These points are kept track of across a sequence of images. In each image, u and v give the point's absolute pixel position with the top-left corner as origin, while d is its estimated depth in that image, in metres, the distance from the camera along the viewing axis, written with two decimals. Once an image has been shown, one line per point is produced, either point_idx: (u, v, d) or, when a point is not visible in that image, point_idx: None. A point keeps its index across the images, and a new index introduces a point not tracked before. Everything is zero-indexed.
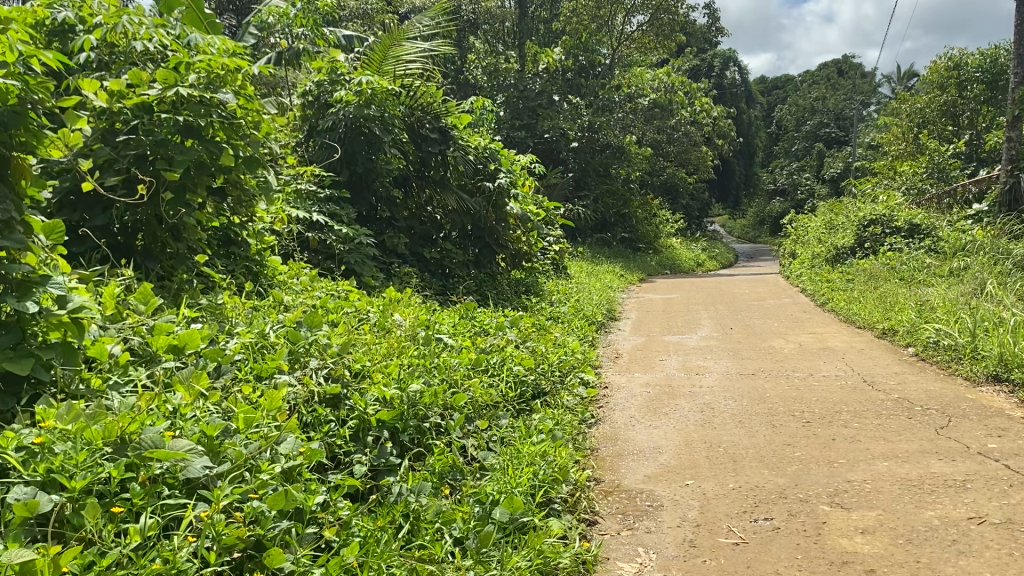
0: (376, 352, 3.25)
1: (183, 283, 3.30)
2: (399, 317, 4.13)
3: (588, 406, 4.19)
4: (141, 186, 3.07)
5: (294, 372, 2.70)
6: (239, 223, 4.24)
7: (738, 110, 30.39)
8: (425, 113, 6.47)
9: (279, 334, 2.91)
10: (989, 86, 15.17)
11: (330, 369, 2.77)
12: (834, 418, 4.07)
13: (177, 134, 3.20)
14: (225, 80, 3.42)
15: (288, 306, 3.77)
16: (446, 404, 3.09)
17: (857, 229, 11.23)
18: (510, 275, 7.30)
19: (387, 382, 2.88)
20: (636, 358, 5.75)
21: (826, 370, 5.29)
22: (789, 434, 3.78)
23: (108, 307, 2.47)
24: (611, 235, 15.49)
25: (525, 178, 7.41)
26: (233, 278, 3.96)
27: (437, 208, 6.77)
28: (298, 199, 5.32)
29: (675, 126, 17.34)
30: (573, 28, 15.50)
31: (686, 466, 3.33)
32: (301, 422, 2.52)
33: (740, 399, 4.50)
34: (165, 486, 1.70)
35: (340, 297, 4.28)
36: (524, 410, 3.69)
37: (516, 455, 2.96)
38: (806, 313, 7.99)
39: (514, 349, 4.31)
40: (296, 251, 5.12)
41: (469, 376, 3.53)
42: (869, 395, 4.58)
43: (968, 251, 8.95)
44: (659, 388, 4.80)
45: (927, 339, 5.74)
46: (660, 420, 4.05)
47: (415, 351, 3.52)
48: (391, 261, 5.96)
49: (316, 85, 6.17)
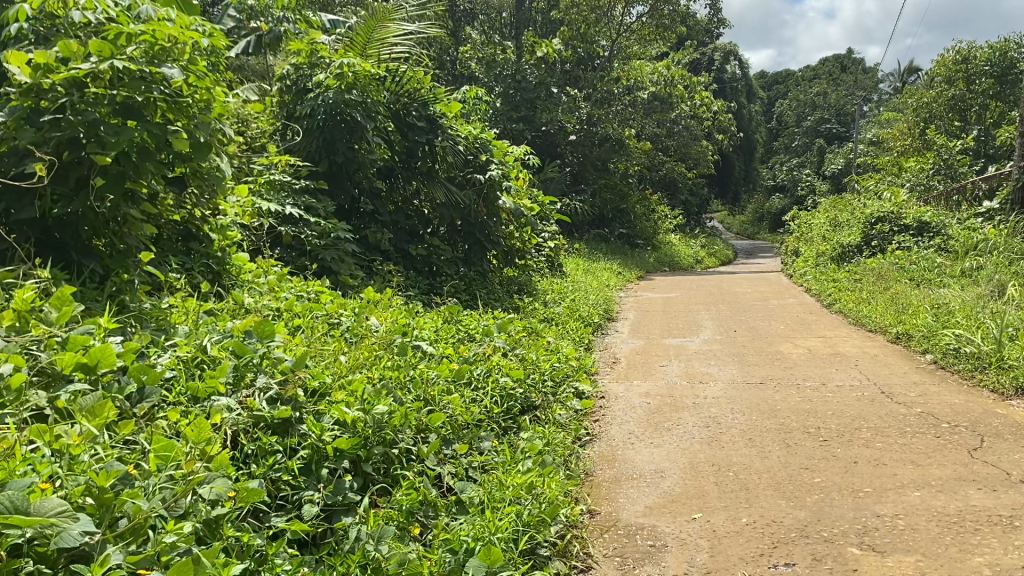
0: (339, 366, 2.85)
1: (124, 285, 2.93)
2: (376, 321, 3.73)
3: (582, 421, 3.81)
4: (40, 168, 2.63)
5: (237, 392, 2.30)
6: (201, 217, 3.81)
7: (738, 104, 29.83)
8: (411, 99, 6.04)
9: (223, 345, 2.50)
10: (998, 80, 14.77)
11: (281, 389, 2.37)
12: (854, 436, 3.68)
13: (115, 116, 2.81)
14: (170, 52, 3.02)
15: (251, 310, 3.39)
16: (419, 426, 2.70)
17: (864, 227, 10.83)
18: (503, 273, 6.94)
19: (350, 402, 2.49)
20: (634, 364, 5.36)
21: (840, 380, 4.89)
22: (806, 456, 3.40)
23: (9, 318, 2.06)
24: (609, 230, 15.14)
25: (519, 170, 7.02)
26: (188, 278, 3.57)
27: (424, 201, 6.39)
28: (271, 190, 4.95)
29: (675, 120, 16.92)
30: (571, 19, 14.22)
31: (693, 495, 2.94)
32: (242, 453, 2.13)
33: (748, 412, 4.11)
34: (29, 561, 1.32)
35: (310, 300, 3.88)
36: (510, 428, 3.30)
37: (498, 488, 2.56)
38: (813, 314, 7.62)
39: (501, 357, 3.89)
40: (266, 246, 4.73)
41: (448, 391, 3.13)
42: (889, 409, 4.19)
43: (981, 250, 8.57)
44: (660, 398, 4.42)
45: (946, 346, 5.35)
46: (662, 437, 3.66)
47: (388, 361, 3.14)
48: (373, 258, 5.60)
49: (294, 69, 5.80)
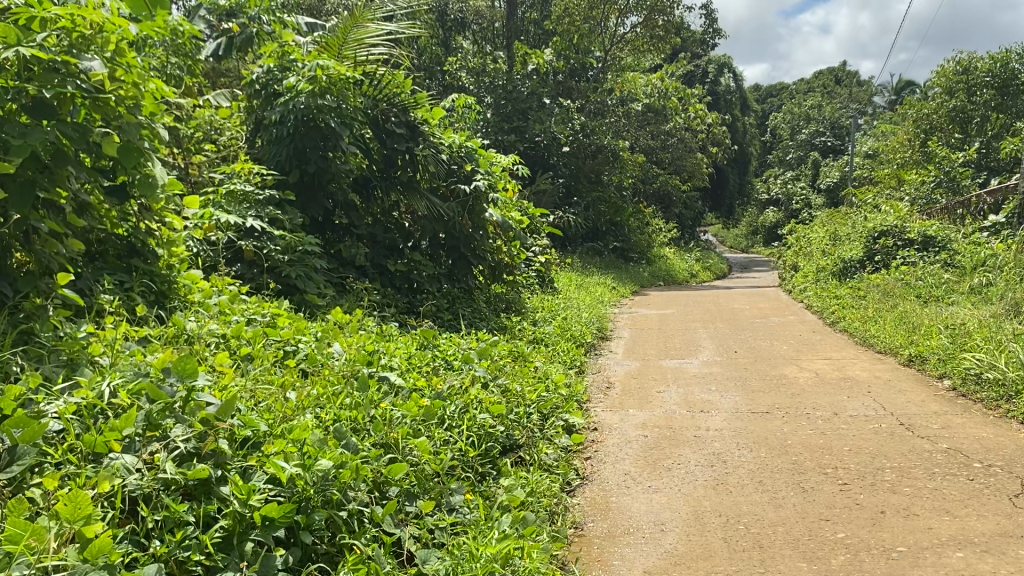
0: (283, 410, 2.43)
1: (35, 311, 2.51)
2: (339, 348, 3.32)
3: (572, 460, 3.38)
4: None
5: (143, 447, 1.87)
6: (145, 229, 3.36)
7: (732, 117, 29.48)
8: (390, 104, 5.65)
9: (133, 388, 2.07)
10: (1000, 91, 14.44)
11: (199, 442, 1.95)
12: (877, 479, 3.26)
13: (25, 115, 2.47)
14: (91, 42, 2.64)
15: (194, 340, 2.97)
16: (376, 480, 2.27)
17: (867, 242, 10.41)
18: (490, 290, 6.51)
19: (288, 454, 2.07)
20: (629, 390, 4.94)
21: (854, 409, 4.47)
22: (825, 504, 2.97)
23: None
24: (603, 244, 14.62)
25: (507, 180, 6.59)
26: (124, 301, 3.13)
27: (404, 213, 5.95)
28: (233, 203, 4.55)
29: (669, 132, 16.54)
30: (564, 30, 13.73)
31: (699, 555, 2.53)
32: (143, 526, 1.71)
33: (757, 448, 3.69)
34: None
35: (265, 324, 3.46)
36: (489, 474, 2.88)
37: (469, 557, 2.14)
38: (817, 334, 7.22)
39: (480, 389, 3.46)
40: (223, 263, 4.30)
41: (416, 433, 2.70)
42: (913, 444, 3.77)
43: (990, 266, 8.19)
44: (658, 430, 3.99)
45: (966, 371, 4.95)
46: (661, 479, 3.23)
47: (345, 399, 2.72)
48: (347, 276, 5.18)
49: (264, 73, 5.31)
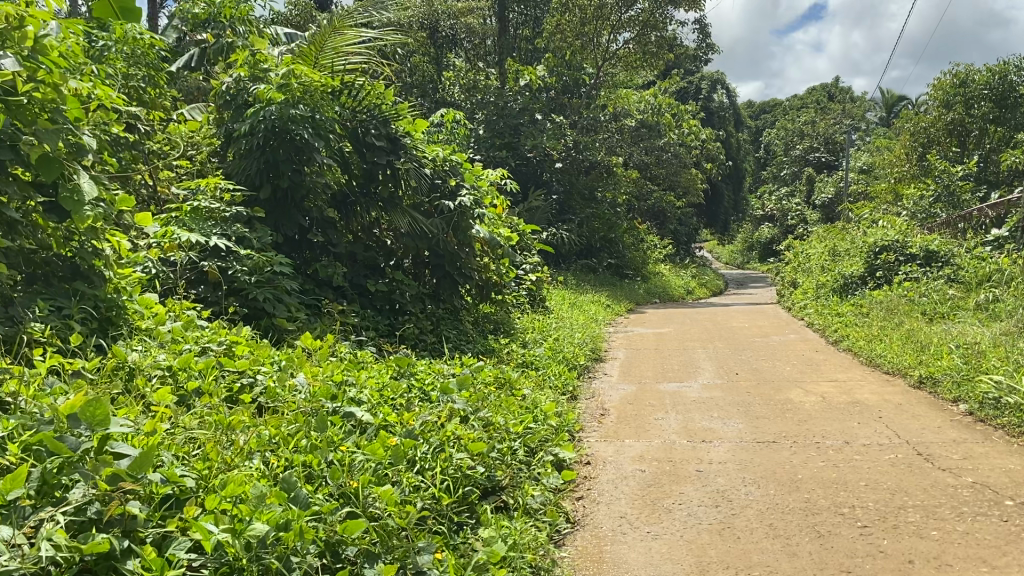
0: (223, 457, 2.10)
1: None
2: (302, 380, 2.99)
3: (561, 503, 3.06)
4: None
5: (33, 514, 1.55)
6: (90, 249, 3.01)
7: (726, 133, 29.23)
8: (368, 116, 5.33)
9: (30, 441, 1.74)
10: (998, 104, 14.10)
11: (104, 506, 1.62)
12: (900, 521, 2.93)
13: None
14: (8, 38, 2.36)
15: (136, 374, 2.63)
16: (328, 540, 1.94)
17: (868, 258, 10.08)
18: (477, 310, 6.19)
19: (217, 516, 1.75)
20: (624, 417, 4.60)
21: (867, 437, 4.14)
22: (846, 552, 2.65)
23: None
24: (597, 261, 14.08)
25: (495, 195, 6.27)
26: (57, 329, 2.78)
27: (385, 230, 5.60)
28: (196, 219, 4.21)
29: (662, 147, 16.28)
30: (556, 46, 13.72)
31: None
32: None
33: (765, 484, 3.36)
34: None
35: (221, 351, 3.13)
36: (465, 523, 2.56)
37: None
38: (819, 353, 6.91)
39: (457, 423, 3.13)
40: (184, 285, 3.97)
41: (380, 480, 2.37)
42: (934, 478, 3.45)
43: (997, 282, 7.87)
44: (656, 463, 3.67)
45: (984, 395, 4.61)
46: (661, 523, 2.90)
47: (301, 443, 2.39)
48: (322, 297, 4.86)
49: (234, 82, 4.97)
